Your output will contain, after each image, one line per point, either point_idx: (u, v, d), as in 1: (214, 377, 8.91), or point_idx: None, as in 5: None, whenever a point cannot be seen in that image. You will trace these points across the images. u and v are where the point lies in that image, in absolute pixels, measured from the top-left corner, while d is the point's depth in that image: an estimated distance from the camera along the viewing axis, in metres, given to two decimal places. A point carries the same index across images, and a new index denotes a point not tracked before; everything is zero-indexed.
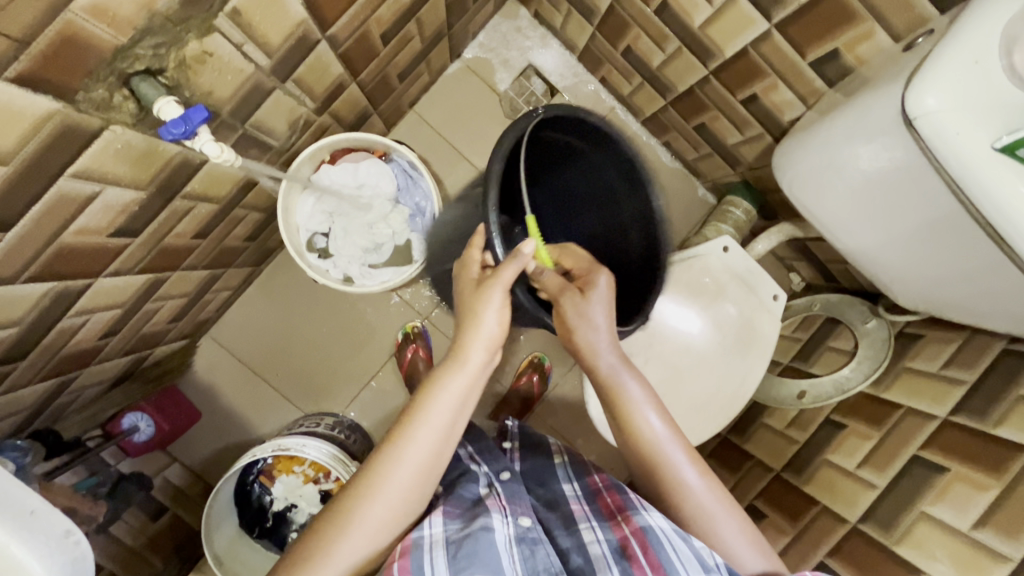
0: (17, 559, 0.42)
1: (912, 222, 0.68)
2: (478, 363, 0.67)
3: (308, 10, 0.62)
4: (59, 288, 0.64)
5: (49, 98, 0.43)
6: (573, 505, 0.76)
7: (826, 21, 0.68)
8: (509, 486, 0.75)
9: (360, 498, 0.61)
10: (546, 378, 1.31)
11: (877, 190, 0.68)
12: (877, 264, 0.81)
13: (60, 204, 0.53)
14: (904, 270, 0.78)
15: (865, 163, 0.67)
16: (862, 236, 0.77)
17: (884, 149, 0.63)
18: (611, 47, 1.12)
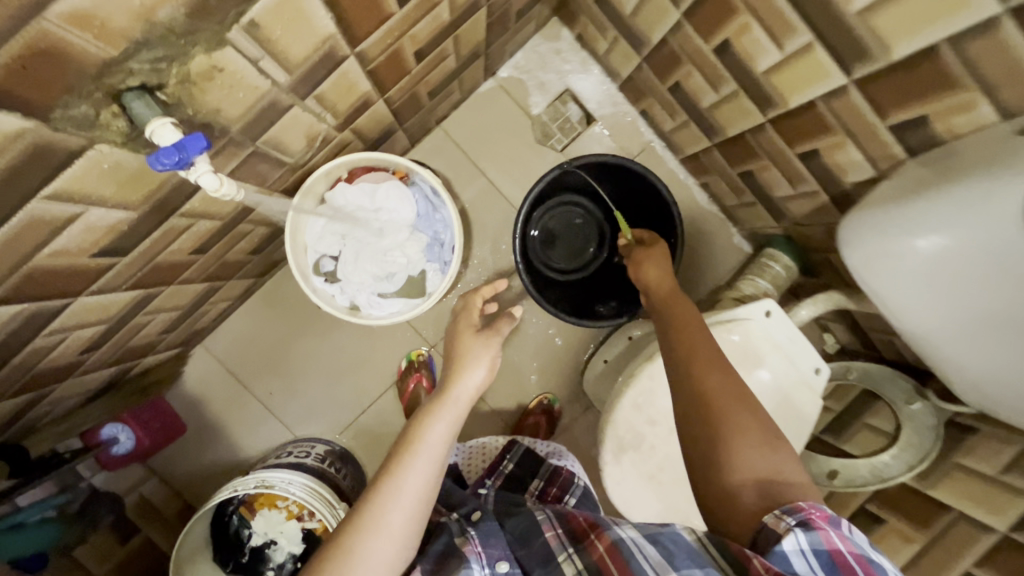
0: None
1: (974, 306, 0.63)
2: (464, 397, 0.73)
3: (337, 25, 0.55)
4: (31, 309, 0.57)
5: (17, 116, 0.36)
6: (546, 531, 0.69)
7: (918, 85, 0.60)
8: (482, 527, 0.74)
9: (371, 508, 0.61)
10: (554, 422, 1.23)
11: (963, 273, 0.61)
12: (930, 348, 0.73)
13: (32, 227, 0.46)
14: (963, 361, 0.71)
15: (949, 244, 0.60)
16: (921, 324, 0.71)
17: (955, 238, 0.59)
18: (658, 81, 1.04)
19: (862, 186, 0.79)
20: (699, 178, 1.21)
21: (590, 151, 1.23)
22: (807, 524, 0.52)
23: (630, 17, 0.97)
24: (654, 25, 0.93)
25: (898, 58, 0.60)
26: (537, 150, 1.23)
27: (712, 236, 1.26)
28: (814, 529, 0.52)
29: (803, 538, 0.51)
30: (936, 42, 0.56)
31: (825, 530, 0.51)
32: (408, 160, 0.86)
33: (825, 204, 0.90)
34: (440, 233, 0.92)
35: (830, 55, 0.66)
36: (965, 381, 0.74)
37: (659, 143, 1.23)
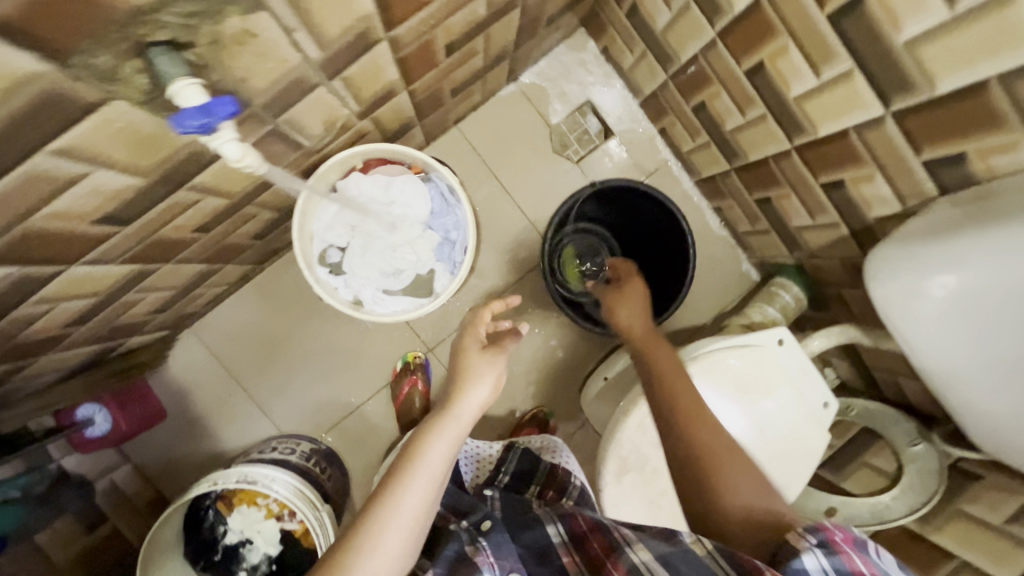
0: None
1: (998, 346, 0.62)
2: (470, 411, 0.68)
3: (375, 6, 0.53)
4: (21, 274, 0.53)
5: (34, 58, 0.33)
6: (562, 556, 0.65)
7: (959, 122, 0.60)
8: (492, 537, 0.69)
9: (381, 513, 0.59)
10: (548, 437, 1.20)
11: (1002, 310, 0.60)
12: (953, 389, 0.71)
13: (34, 184, 0.43)
14: (987, 404, 0.69)
15: (986, 279, 0.59)
16: (945, 368, 0.69)
17: (976, 278, 0.60)
18: (682, 100, 1.03)
19: (886, 221, 0.78)
20: (713, 201, 1.21)
21: (606, 165, 1.22)
22: (828, 547, 0.51)
23: (661, 33, 0.96)
24: (685, 43, 0.92)
25: (941, 93, 0.59)
26: (552, 159, 1.21)
27: (721, 260, 1.25)
28: (837, 554, 0.50)
29: (827, 563, 0.49)
30: (985, 79, 0.55)
31: (847, 556, 0.50)
32: (427, 155, 0.83)
33: (844, 237, 0.89)
34: (452, 233, 0.90)
35: (869, 85, 0.66)
36: (983, 429, 0.73)
37: (675, 163, 1.23)
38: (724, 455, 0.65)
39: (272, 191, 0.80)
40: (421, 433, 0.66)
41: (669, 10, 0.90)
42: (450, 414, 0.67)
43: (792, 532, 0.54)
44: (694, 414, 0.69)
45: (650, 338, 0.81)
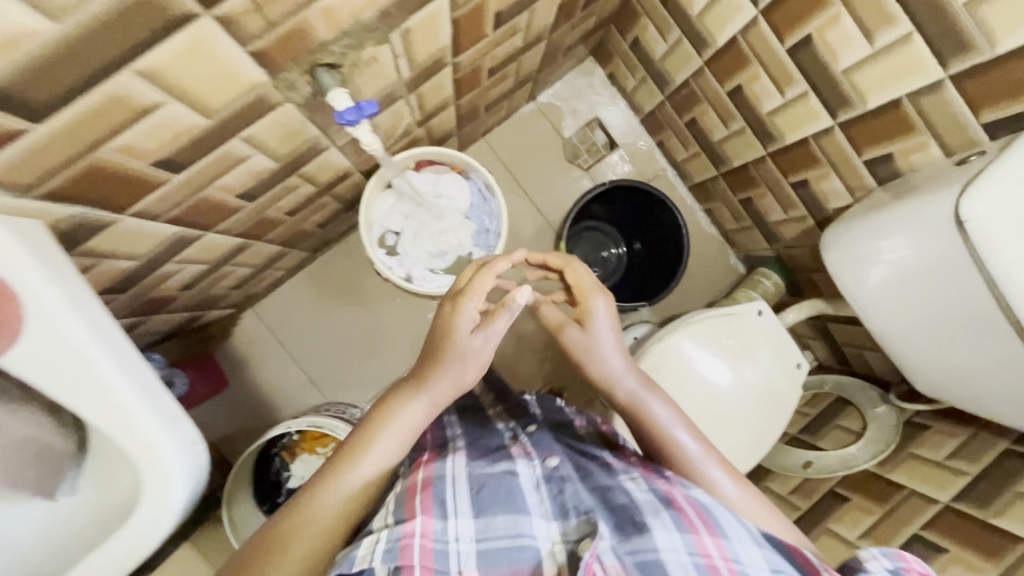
0: (164, 462, 0.51)
1: (916, 308, 0.80)
2: (441, 390, 0.69)
3: (451, 39, 0.72)
4: (181, 234, 0.71)
5: (262, 72, 0.51)
6: (606, 457, 0.75)
7: (887, 129, 0.79)
8: (534, 437, 0.77)
9: (342, 468, 0.63)
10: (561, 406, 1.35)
11: (911, 279, 0.78)
12: (896, 348, 0.88)
13: (222, 160, 0.60)
14: (921, 358, 0.85)
15: (893, 253, 0.78)
16: (895, 326, 0.85)
17: (902, 245, 0.77)
18: (677, 116, 1.23)
19: (841, 211, 0.96)
20: (704, 204, 1.40)
21: (611, 172, 1.41)
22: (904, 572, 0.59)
23: (658, 61, 1.16)
24: (678, 69, 1.12)
25: (872, 107, 0.78)
26: (565, 166, 1.40)
27: (712, 255, 1.43)
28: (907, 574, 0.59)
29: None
30: (900, 96, 0.74)
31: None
32: (469, 157, 1.02)
33: (811, 227, 1.07)
34: (486, 222, 1.08)
35: (821, 102, 0.85)
36: (926, 382, 0.89)
37: (671, 171, 1.42)
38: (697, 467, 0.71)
39: (344, 183, 0.98)
40: (393, 394, 0.69)
41: (665, 43, 1.11)
42: (427, 372, 0.69)
43: (867, 554, 0.61)
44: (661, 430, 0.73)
45: (619, 339, 0.77)
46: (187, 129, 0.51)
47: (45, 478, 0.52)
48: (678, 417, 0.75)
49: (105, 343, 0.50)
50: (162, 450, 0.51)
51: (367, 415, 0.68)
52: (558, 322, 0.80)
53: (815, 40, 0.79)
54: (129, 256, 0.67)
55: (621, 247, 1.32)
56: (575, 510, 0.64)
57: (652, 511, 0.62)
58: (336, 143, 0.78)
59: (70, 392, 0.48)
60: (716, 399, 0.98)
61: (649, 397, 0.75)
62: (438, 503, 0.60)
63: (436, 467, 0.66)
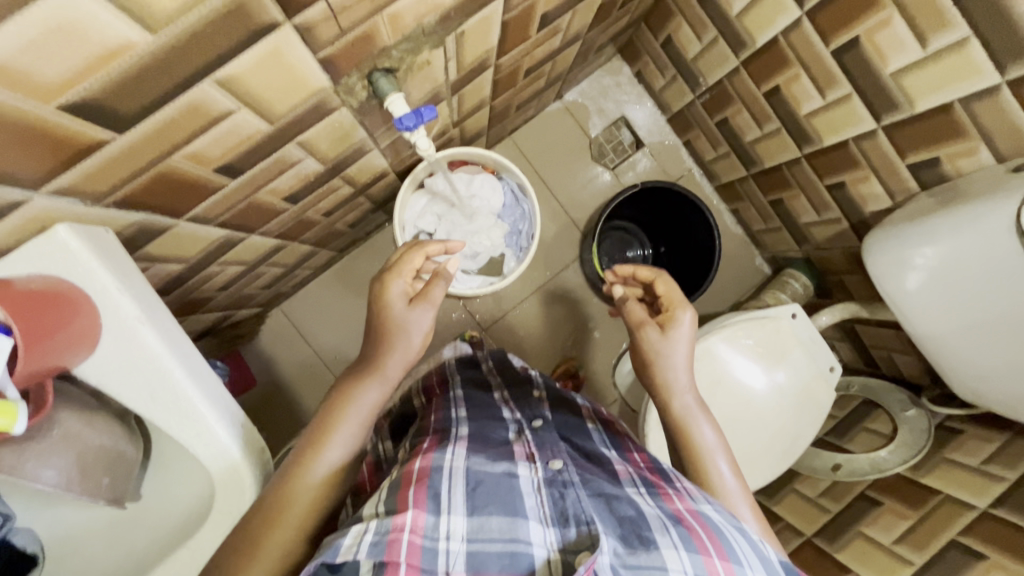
0: (235, 462, 0.52)
1: (964, 313, 0.80)
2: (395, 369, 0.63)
3: (498, 41, 0.72)
4: (228, 236, 0.70)
5: (327, 78, 0.50)
6: (614, 464, 0.68)
7: (935, 133, 0.78)
8: (540, 435, 0.69)
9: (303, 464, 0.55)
10: (579, 386, 1.34)
11: (963, 284, 0.77)
12: (936, 351, 0.88)
13: (277, 164, 0.60)
14: (962, 362, 0.85)
15: (943, 259, 0.78)
16: (934, 330, 0.85)
17: (945, 249, 0.77)
18: (707, 116, 1.22)
19: (880, 214, 0.95)
20: (731, 204, 1.39)
21: (637, 172, 1.41)
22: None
23: (691, 60, 1.15)
24: (712, 69, 1.11)
25: (920, 111, 0.78)
26: (591, 166, 1.39)
27: (737, 256, 1.42)
28: None
29: None
30: (951, 101, 0.73)
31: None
32: (502, 158, 1.01)
33: (845, 230, 1.07)
34: (518, 224, 1.09)
35: (866, 105, 0.84)
36: (964, 385, 0.89)
37: (697, 171, 1.41)
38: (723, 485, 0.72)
39: (379, 183, 0.97)
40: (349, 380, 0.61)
41: (699, 42, 1.10)
42: (387, 349, 0.62)
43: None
44: (697, 439, 0.74)
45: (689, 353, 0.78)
46: (251, 135, 0.51)
47: (120, 485, 0.52)
48: (714, 432, 0.75)
49: (176, 350, 0.51)
50: (236, 454, 0.52)
51: (327, 405, 0.61)
52: (640, 319, 0.81)
53: (864, 42, 0.78)
54: (179, 260, 0.66)
55: (648, 249, 1.31)
56: (575, 517, 0.54)
57: (658, 526, 0.54)
58: (379, 145, 0.78)
59: (149, 404, 0.49)
60: (749, 402, 0.97)
61: (696, 417, 0.75)
62: (431, 496, 0.52)
63: (434, 457, 0.58)
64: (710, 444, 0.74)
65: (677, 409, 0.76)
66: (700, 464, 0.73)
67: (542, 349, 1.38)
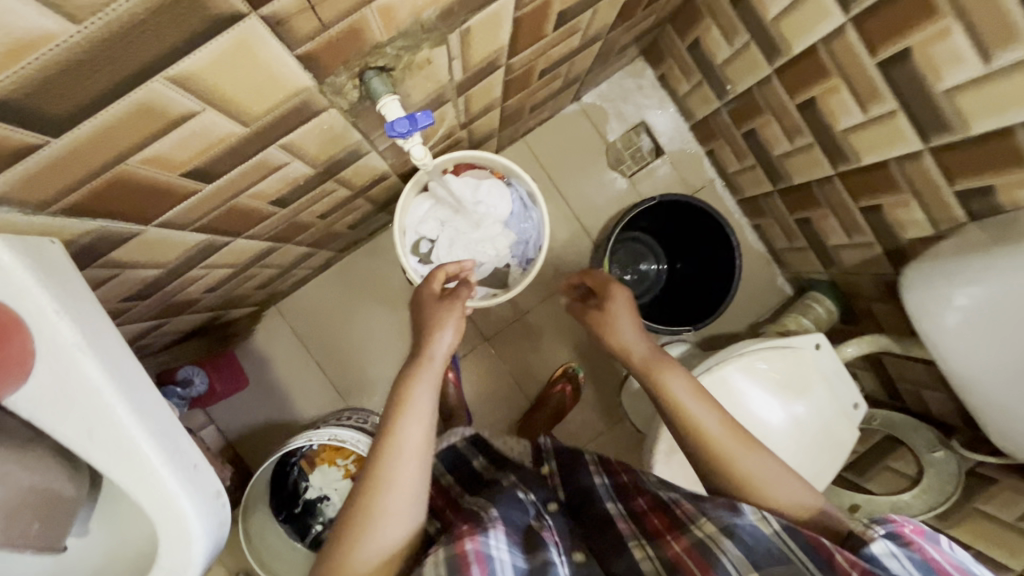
0: (183, 511, 0.47)
1: (1005, 355, 0.72)
2: (437, 362, 0.72)
3: (509, 40, 0.66)
4: (210, 241, 0.65)
5: (309, 77, 0.45)
6: (618, 523, 0.66)
7: (990, 159, 0.70)
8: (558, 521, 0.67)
9: (377, 483, 0.62)
10: (578, 390, 1.28)
11: (1001, 322, 0.70)
12: (972, 394, 0.80)
13: (258, 168, 0.55)
14: (1002, 408, 0.77)
15: (978, 296, 0.71)
16: (966, 372, 0.78)
17: (989, 288, 0.70)
18: (733, 126, 1.15)
19: (919, 242, 0.88)
20: (753, 219, 1.31)
21: (656, 181, 1.33)
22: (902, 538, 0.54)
23: (719, 66, 1.08)
24: (742, 77, 1.03)
25: (974, 133, 0.70)
26: (607, 173, 1.33)
27: (757, 274, 1.35)
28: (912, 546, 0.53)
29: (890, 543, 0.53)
30: (1012, 125, 0.65)
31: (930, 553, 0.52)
32: (512, 162, 0.95)
33: (877, 255, 0.99)
34: (527, 233, 1.03)
35: (912, 124, 0.77)
36: (1003, 434, 0.81)
37: (719, 182, 1.34)
38: (755, 468, 0.66)
39: (380, 185, 0.92)
40: (391, 405, 0.68)
41: (729, 47, 1.02)
42: (421, 371, 0.71)
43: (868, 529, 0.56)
44: (708, 427, 0.69)
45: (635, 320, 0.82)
46: (224, 137, 0.45)
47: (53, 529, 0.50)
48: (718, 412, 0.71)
49: (119, 378, 0.45)
50: (180, 499, 0.46)
51: (385, 414, 0.68)
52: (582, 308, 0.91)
53: (914, 56, 0.70)
54: (155, 265, 0.62)
55: (663, 264, 1.25)
56: None
57: None
58: (377, 147, 0.72)
59: (103, 457, 0.44)
60: (765, 439, 0.91)
61: (691, 402, 0.72)
62: None
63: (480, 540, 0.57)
64: (721, 430, 0.69)
65: (671, 394, 0.73)
66: (716, 453, 0.68)
67: (546, 362, 1.32)
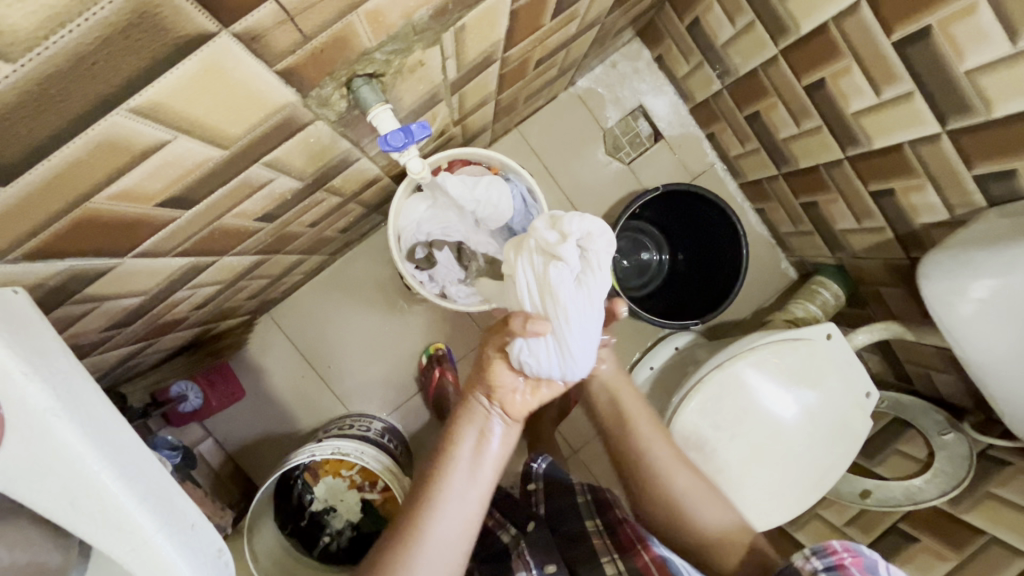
0: None
1: (947, 328, 0.77)
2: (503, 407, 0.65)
3: (505, 34, 0.61)
4: (192, 263, 0.60)
5: (293, 92, 0.40)
6: (594, 539, 0.74)
7: (1012, 142, 0.67)
8: (534, 536, 0.75)
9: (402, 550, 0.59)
10: None
11: (938, 308, 0.76)
12: (967, 361, 0.79)
13: (242, 187, 0.50)
14: (992, 375, 0.77)
15: (922, 289, 0.78)
16: (963, 352, 0.78)
17: (991, 284, 0.70)
18: (735, 107, 1.10)
19: (933, 227, 0.85)
20: (756, 203, 1.28)
21: (656, 166, 1.29)
22: (834, 569, 0.55)
23: (721, 47, 1.03)
24: (747, 58, 0.99)
25: (998, 115, 0.67)
26: (604, 160, 1.28)
27: (761, 259, 1.31)
28: None
29: None
30: None
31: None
32: (509, 157, 0.91)
33: (889, 240, 0.96)
34: None
35: (929, 105, 0.73)
36: (1004, 403, 0.79)
37: (720, 166, 1.30)
38: (649, 444, 0.74)
39: (371, 188, 0.87)
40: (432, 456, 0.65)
41: (733, 27, 0.98)
42: (466, 419, 0.65)
43: (800, 556, 0.58)
44: (639, 439, 0.74)
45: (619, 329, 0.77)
46: (200, 161, 0.40)
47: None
48: (657, 428, 0.75)
49: None
50: None
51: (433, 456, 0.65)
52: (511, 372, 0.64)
53: (935, 33, 0.67)
54: (134, 294, 0.57)
55: (665, 254, 1.22)
56: None
57: None
58: (368, 152, 0.68)
59: None
60: (776, 433, 0.89)
61: (627, 405, 0.76)
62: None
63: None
64: (652, 437, 0.74)
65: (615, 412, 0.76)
66: (625, 440, 0.75)
67: None
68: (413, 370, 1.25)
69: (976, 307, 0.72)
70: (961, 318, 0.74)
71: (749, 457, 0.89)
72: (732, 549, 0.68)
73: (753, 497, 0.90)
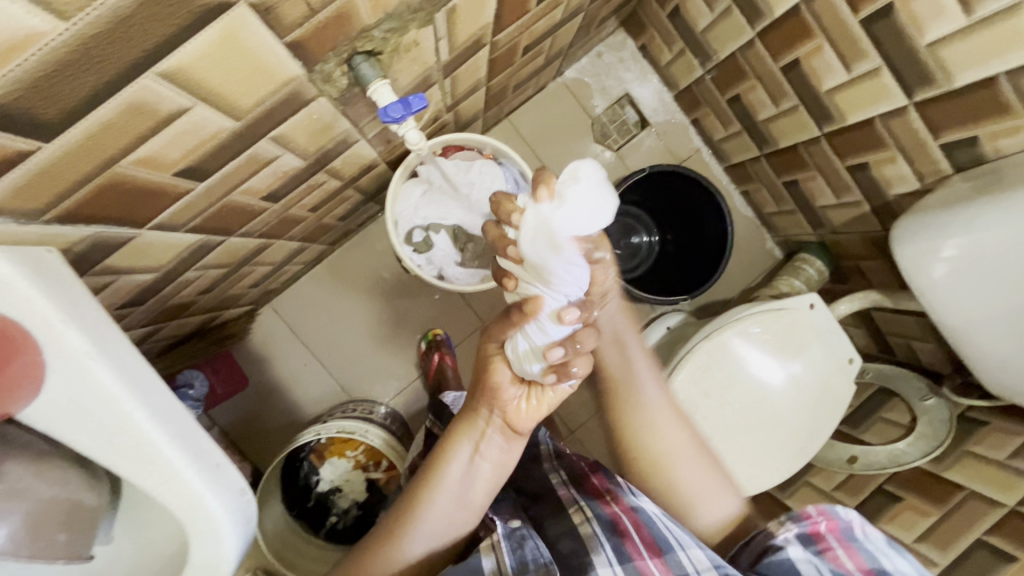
0: None
1: (920, 289, 0.81)
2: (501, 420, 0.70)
3: (493, 17, 0.64)
4: (202, 241, 0.64)
5: (300, 66, 0.44)
6: (560, 490, 0.76)
7: (973, 110, 0.71)
8: (494, 488, 0.76)
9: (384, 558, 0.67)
10: None
11: (911, 270, 0.81)
12: (942, 323, 0.83)
13: (250, 162, 0.54)
14: (966, 336, 0.81)
15: (894, 252, 0.82)
16: (938, 313, 0.82)
17: (959, 243, 0.74)
18: (717, 92, 1.15)
19: (906, 197, 0.89)
20: (741, 185, 1.32)
21: (644, 152, 1.33)
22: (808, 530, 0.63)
23: (701, 33, 1.08)
24: (726, 43, 1.03)
25: (959, 85, 0.71)
26: (593, 147, 1.32)
27: (747, 239, 1.36)
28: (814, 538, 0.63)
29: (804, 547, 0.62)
30: (994, 74, 0.67)
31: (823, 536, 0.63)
32: (499, 141, 0.94)
33: (866, 214, 1.00)
34: None
35: (896, 79, 0.77)
36: (979, 363, 0.83)
37: (706, 150, 1.34)
38: (670, 438, 0.76)
39: (368, 174, 0.91)
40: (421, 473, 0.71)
41: (711, 13, 1.02)
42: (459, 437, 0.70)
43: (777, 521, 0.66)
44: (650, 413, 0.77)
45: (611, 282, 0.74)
46: (216, 131, 0.44)
47: (81, 536, 0.44)
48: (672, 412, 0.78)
49: None
50: None
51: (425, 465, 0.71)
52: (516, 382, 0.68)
53: (898, 9, 0.71)
54: (147, 270, 0.60)
55: (655, 236, 1.26)
56: (537, 564, 0.62)
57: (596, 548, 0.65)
58: (366, 134, 0.71)
59: None
60: (764, 399, 0.93)
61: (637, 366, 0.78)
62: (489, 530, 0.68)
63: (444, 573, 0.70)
64: (671, 420, 0.77)
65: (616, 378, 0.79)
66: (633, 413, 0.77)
67: None
68: (413, 355, 1.28)
69: (946, 267, 0.76)
70: (933, 278, 0.79)
71: (738, 422, 0.93)
72: (734, 536, 0.74)
73: (744, 460, 0.94)
